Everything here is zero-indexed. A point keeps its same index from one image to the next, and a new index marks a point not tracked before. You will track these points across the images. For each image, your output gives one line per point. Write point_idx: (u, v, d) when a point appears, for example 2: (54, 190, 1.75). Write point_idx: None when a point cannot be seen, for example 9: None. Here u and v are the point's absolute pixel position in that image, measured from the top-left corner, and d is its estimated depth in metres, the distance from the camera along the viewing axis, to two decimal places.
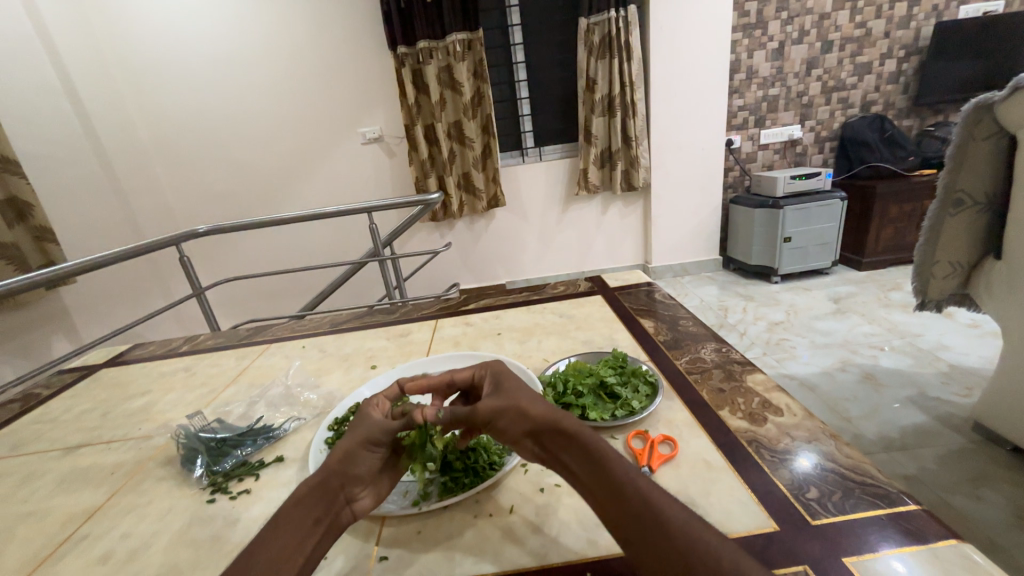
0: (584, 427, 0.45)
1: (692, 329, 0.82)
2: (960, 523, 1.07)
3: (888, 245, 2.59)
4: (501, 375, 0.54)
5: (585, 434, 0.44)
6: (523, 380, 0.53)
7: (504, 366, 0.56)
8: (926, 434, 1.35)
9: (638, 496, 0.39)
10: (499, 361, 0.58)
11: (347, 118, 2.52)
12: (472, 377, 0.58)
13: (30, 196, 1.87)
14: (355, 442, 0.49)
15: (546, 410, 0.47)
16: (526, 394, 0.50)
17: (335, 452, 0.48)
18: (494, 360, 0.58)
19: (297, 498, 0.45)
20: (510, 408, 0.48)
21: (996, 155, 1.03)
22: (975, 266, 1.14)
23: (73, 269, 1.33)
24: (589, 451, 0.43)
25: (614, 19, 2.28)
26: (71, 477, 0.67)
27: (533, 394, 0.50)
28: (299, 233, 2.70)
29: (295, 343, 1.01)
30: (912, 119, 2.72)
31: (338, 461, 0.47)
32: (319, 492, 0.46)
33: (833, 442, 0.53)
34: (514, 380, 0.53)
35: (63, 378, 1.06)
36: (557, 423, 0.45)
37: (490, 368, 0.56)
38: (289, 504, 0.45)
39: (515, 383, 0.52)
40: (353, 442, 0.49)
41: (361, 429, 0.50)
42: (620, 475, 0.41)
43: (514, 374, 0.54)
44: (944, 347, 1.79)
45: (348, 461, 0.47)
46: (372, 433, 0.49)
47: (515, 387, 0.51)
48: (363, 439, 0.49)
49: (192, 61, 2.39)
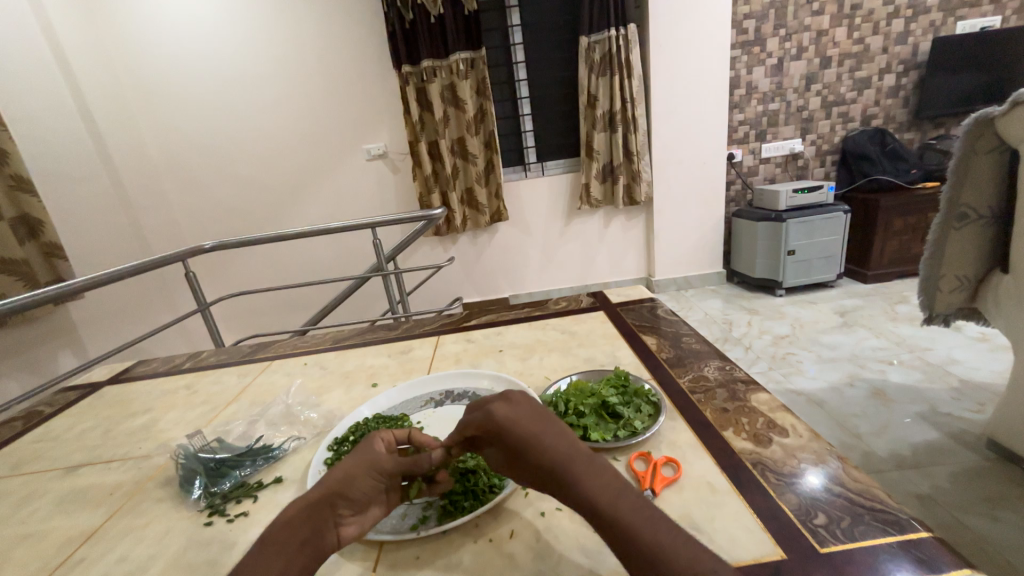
0: (592, 473, 0.42)
1: (695, 346, 0.81)
2: (978, 544, 1.03)
3: (894, 258, 2.58)
4: (499, 432, 0.45)
5: (587, 489, 0.41)
6: (525, 432, 0.45)
7: (506, 414, 0.46)
8: (940, 451, 1.32)
9: (643, 556, 0.37)
10: (497, 401, 0.47)
11: (352, 135, 2.56)
12: (467, 417, 0.48)
13: (41, 213, 1.91)
14: (361, 467, 0.46)
15: (552, 459, 0.43)
16: (527, 455, 0.44)
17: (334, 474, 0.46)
18: (492, 408, 0.46)
19: (286, 516, 0.44)
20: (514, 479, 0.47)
21: (998, 169, 1.03)
22: (982, 279, 1.13)
23: (78, 286, 1.34)
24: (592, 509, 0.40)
25: (615, 37, 2.32)
26: (70, 498, 0.67)
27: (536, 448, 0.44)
28: (303, 248, 2.72)
29: (297, 360, 1.01)
30: (913, 132, 2.74)
31: (339, 485, 0.45)
32: (310, 516, 0.44)
33: (841, 464, 0.52)
34: (510, 440, 0.45)
35: (66, 395, 1.06)
36: (561, 483, 0.42)
37: (484, 419, 0.47)
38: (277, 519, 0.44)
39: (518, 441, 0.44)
40: (356, 466, 0.46)
41: (365, 453, 0.48)
42: (623, 531, 0.38)
43: (518, 419, 0.45)
44: (955, 362, 1.76)
45: (348, 485, 0.45)
46: (378, 462, 0.47)
47: (511, 452, 0.45)
48: (366, 466, 0.46)
49: (201, 81, 2.45)
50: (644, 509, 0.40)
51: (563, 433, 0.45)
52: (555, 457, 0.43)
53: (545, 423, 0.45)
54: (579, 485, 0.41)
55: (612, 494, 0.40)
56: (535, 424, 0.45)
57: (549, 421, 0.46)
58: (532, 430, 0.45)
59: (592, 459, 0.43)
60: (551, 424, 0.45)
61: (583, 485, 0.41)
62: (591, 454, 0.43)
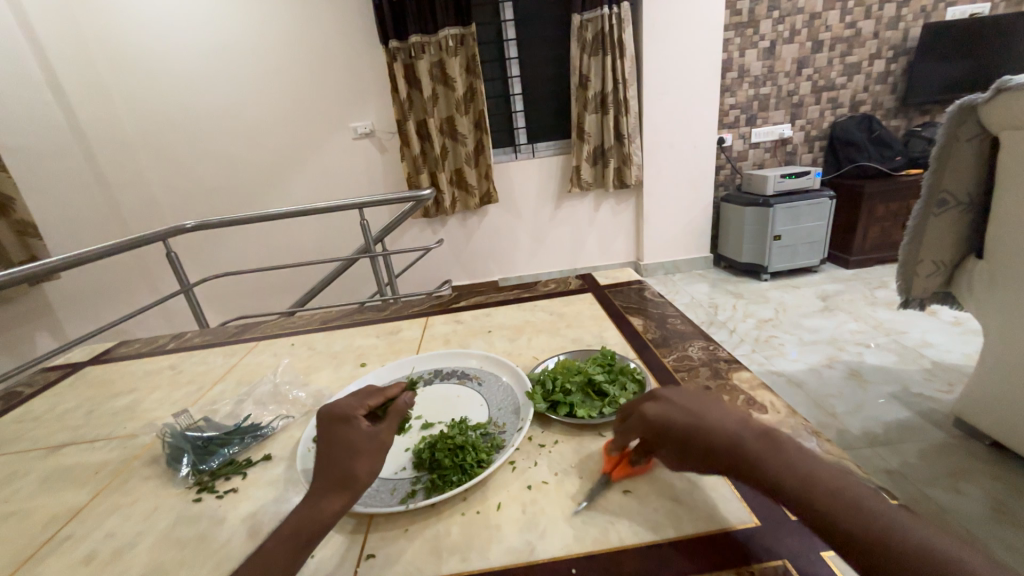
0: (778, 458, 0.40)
1: (680, 327, 0.83)
2: (940, 515, 1.09)
3: (876, 244, 2.63)
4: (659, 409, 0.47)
5: (770, 472, 0.39)
6: (685, 411, 0.45)
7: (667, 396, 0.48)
8: (909, 429, 1.38)
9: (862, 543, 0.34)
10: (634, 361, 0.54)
11: (337, 112, 2.49)
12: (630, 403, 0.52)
13: (11, 190, 1.83)
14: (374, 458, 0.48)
15: (726, 442, 0.42)
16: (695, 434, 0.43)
17: (352, 471, 0.47)
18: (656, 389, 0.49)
19: (316, 519, 0.44)
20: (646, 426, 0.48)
21: (979, 156, 1.05)
22: (957, 265, 1.17)
23: (55, 264, 1.30)
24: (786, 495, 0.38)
25: (607, 15, 2.28)
26: (55, 476, 0.67)
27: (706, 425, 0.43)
28: (289, 229, 2.67)
29: (284, 340, 1.01)
30: (899, 119, 2.76)
31: (367, 480, 0.47)
32: (343, 513, 0.45)
33: (815, 439, 0.54)
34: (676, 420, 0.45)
35: (46, 375, 1.04)
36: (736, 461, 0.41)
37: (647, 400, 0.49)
38: (304, 521, 0.44)
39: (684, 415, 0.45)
40: (373, 459, 0.48)
41: (370, 443, 0.48)
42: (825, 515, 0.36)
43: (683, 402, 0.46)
44: (928, 344, 1.82)
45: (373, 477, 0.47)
46: (386, 443, 0.49)
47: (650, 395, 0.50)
48: (380, 453, 0.48)
49: (177, 53, 2.35)
50: (847, 495, 0.37)
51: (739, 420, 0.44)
52: (728, 440, 0.42)
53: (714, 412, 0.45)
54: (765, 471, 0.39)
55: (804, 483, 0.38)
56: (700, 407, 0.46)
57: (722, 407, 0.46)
58: (696, 412, 0.45)
59: (778, 444, 0.41)
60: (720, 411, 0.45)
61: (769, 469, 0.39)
62: (775, 437, 0.41)
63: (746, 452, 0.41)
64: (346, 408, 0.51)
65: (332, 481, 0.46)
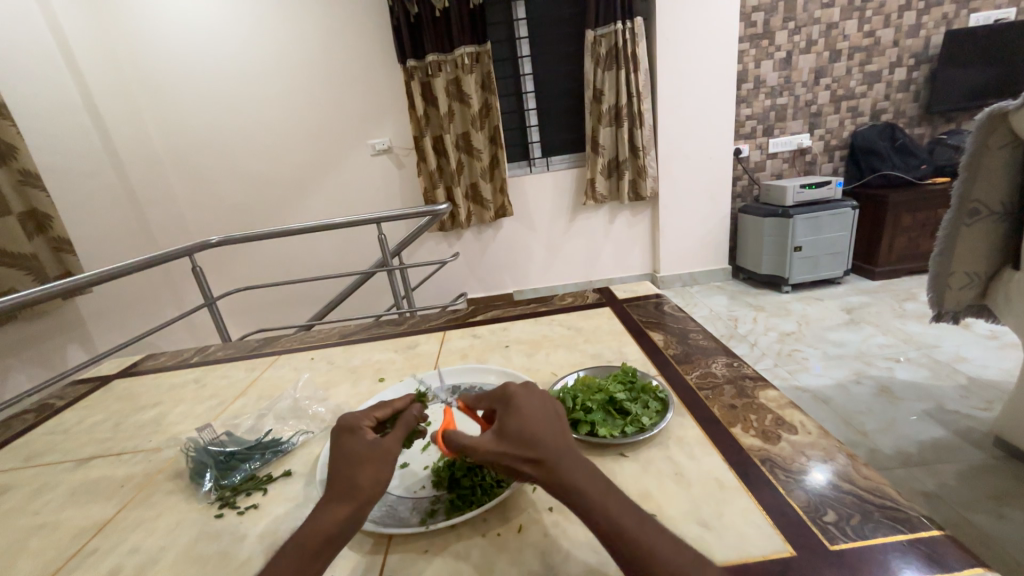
0: (586, 470, 0.43)
1: (702, 342, 0.81)
2: (984, 542, 1.03)
3: (902, 254, 2.55)
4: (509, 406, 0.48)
5: (575, 480, 0.42)
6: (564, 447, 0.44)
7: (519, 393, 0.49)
8: (946, 449, 1.32)
9: (630, 549, 0.38)
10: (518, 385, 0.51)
11: (357, 130, 2.55)
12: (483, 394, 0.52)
13: (49, 208, 1.92)
14: (378, 467, 0.46)
15: (550, 445, 0.43)
16: (527, 435, 0.44)
17: (355, 481, 0.45)
18: (511, 383, 0.51)
19: (320, 530, 0.44)
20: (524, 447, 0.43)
21: (1012, 164, 1.01)
22: (993, 276, 1.12)
23: (88, 280, 1.35)
24: (583, 505, 0.41)
25: (621, 31, 2.30)
26: (82, 489, 0.68)
27: (540, 428, 0.45)
28: (309, 244, 2.73)
29: (304, 355, 1.02)
30: (923, 127, 2.70)
31: (369, 489, 0.45)
32: (347, 524, 0.44)
33: (849, 461, 0.51)
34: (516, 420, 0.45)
35: (76, 388, 1.08)
36: (551, 464, 0.42)
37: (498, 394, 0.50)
38: (309, 533, 0.44)
39: (524, 415, 0.46)
40: (374, 468, 0.46)
41: (372, 452, 0.47)
42: (612, 524, 0.40)
43: (529, 404, 0.47)
44: (962, 359, 1.75)
45: (375, 488, 0.45)
46: (390, 452, 0.47)
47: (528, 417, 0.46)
48: (382, 462, 0.47)
49: (206, 76, 2.45)
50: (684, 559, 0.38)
51: (562, 431, 0.46)
52: (553, 445, 0.44)
53: (549, 420, 0.46)
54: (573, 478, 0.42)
55: (603, 493, 0.41)
56: (541, 412, 0.47)
57: (558, 414, 0.48)
58: (537, 415, 0.46)
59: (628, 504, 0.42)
60: (554, 419, 0.47)
61: (576, 478, 0.42)
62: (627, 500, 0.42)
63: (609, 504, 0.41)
64: (352, 420, 0.51)
65: (337, 492, 0.45)
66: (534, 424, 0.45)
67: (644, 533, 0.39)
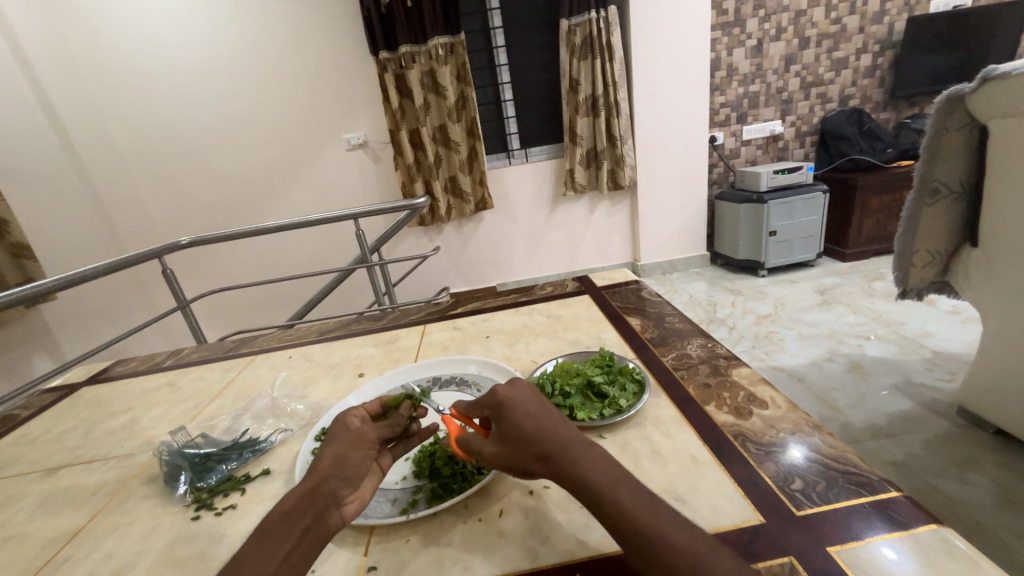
0: (591, 458, 0.42)
1: (678, 325, 0.82)
2: (948, 507, 1.08)
3: (871, 236, 2.64)
4: (502, 410, 0.46)
5: (582, 473, 0.41)
6: (560, 441, 0.43)
7: (507, 393, 0.47)
8: (913, 420, 1.38)
9: (640, 540, 0.37)
10: (501, 382, 0.49)
11: (330, 124, 2.50)
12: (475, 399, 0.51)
13: (5, 212, 1.83)
14: (347, 447, 0.48)
15: (551, 444, 0.43)
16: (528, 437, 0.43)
17: (321, 457, 0.47)
18: (496, 385, 0.48)
19: (279, 509, 0.43)
20: (526, 453, 0.44)
21: (969, 146, 1.06)
22: (952, 254, 1.17)
23: (53, 285, 1.29)
24: (590, 497, 0.40)
25: (595, 20, 2.30)
26: (52, 499, 0.66)
27: (539, 426, 0.44)
28: (285, 242, 2.68)
29: (282, 354, 1.00)
30: (888, 112, 2.79)
31: (332, 467, 0.46)
32: (310, 503, 0.43)
33: (817, 433, 0.53)
34: (515, 423, 0.45)
35: (42, 397, 1.03)
36: (557, 462, 0.42)
37: (488, 399, 0.48)
38: (271, 515, 0.43)
39: (522, 416, 0.45)
40: (344, 447, 0.48)
41: (348, 435, 0.49)
42: (620, 513, 0.38)
43: (523, 403, 0.46)
44: (927, 335, 1.82)
45: (341, 465, 0.46)
46: (364, 435, 0.49)
47: (519, 423, 0.44)
48: (354, 442, 0.48)
49: (170, 70, 2.36)
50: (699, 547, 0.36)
51: (565, 424, 0.45)
52: (556, 439, 0.43)
53: (547, 414, 0.46)
54: (579, 469, 0.41)
55: (609, 480, 0.40)
56: (537, 409, 0.46)
57: (549, 406, 0.47)
58: (535, 413, 0.45)
59: (627, 483, 0.40)
60: (553, 413, 0.46)
61: (581, 470, 0.41)
62: (627, 479, 0.41)
63: (613, 492, 0.39)
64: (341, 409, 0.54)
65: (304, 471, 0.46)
66: (534, 422, 0.45)
67: (654, 521, 0.37)
